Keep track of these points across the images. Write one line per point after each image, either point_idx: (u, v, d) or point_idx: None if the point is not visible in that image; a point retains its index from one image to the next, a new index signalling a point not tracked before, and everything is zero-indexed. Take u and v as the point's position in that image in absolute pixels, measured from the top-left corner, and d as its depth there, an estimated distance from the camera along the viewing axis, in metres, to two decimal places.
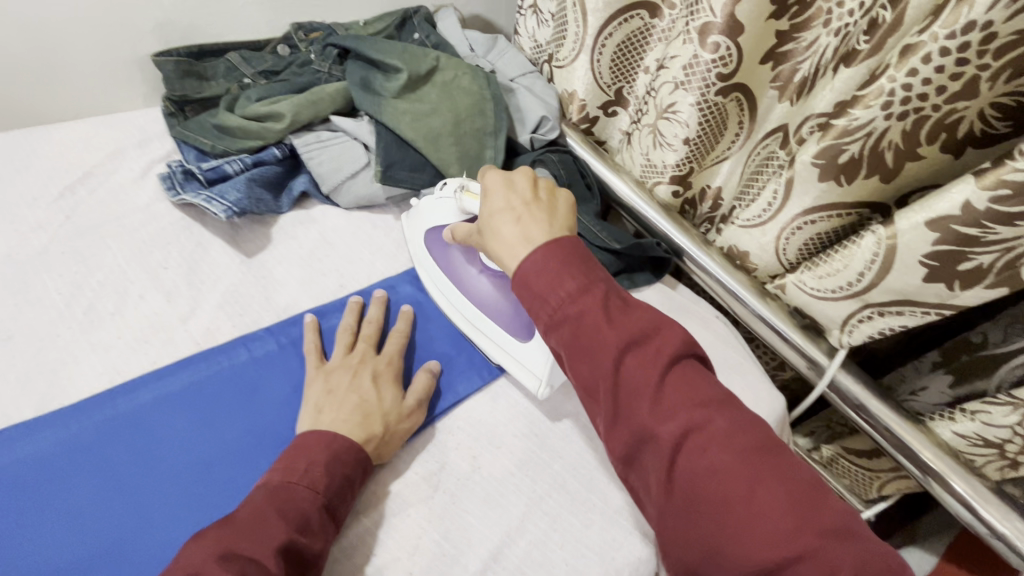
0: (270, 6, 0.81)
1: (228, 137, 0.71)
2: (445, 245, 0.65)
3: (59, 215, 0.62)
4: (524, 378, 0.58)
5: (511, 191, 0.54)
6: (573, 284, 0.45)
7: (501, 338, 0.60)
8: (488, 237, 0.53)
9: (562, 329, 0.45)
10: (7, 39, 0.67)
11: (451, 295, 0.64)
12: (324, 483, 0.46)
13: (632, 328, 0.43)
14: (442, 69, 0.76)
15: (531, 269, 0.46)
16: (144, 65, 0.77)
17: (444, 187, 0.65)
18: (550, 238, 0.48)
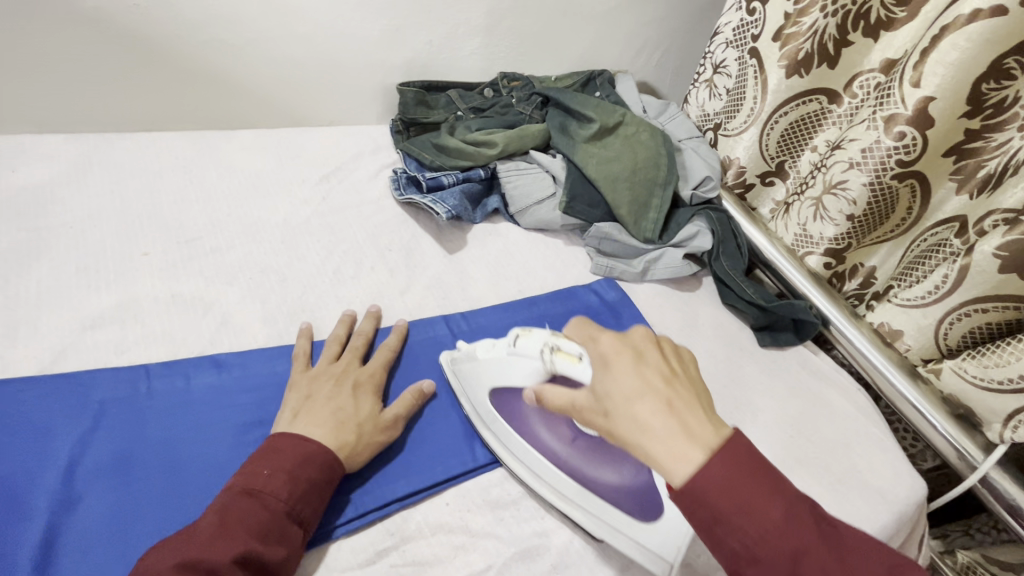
0: (489, 58, 0.98)
1: (445, 156, 0.85)
2: (520, 407, 0.56)
3: (318, 195, 0.79)
4: (648, 562, 0.48)
5: (641, 367, 0.42)
6: (775, 511, 0.36)
7: (612, 517, 0.50)
8: (620, 420, 0.41)
9: (765, 567, 0.36)
10: (306, 60, 0.85)
11: (538, 463, 0.54)
12: (288, 489, 0.45)
13: (857, 572, 0.35)
14: (626, 124, 0.88)
15: (704, 488, 0.37)
16: (387, 91, 0.95)
17: (517, 342, 0.55)
18: (720, 438, 0.39)
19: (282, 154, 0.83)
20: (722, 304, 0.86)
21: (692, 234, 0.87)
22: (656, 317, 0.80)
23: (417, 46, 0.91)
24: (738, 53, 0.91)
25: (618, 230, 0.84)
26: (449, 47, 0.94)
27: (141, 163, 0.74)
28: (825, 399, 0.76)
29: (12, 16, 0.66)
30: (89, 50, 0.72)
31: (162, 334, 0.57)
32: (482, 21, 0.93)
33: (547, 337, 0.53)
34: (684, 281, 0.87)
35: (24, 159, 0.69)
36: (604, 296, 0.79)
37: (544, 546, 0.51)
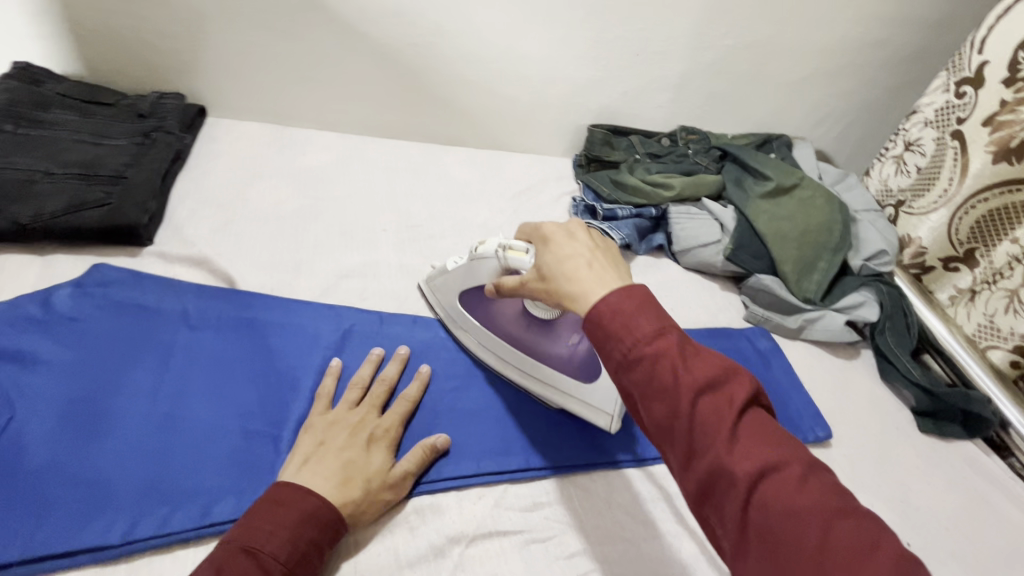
0: (673, 112, 1.07)
1: (622, 191, 0.95)
2: (483, 307, 0.66)
3: (511, 208, 0.93)
4: (595, 417, 0.61)
5: (572, 242, 0.51)
6: (647, 324, 0.41)
7: (561, 382, 0.62)
8: (557, 282, 0.49)
9: (632, 368, 0.41)
10: (517, 97, 0.98)
11: (501, 347, 0.65)
12: (287, 550, 0.43)
13: (706, 369, 0.39)
14: (803, 187, 0.91)
15: (604, 308, 0.43)
16: (579, 131, 1.06)
17: (478, 249, 0.62)
18: (625, 284, 0.45)
19: (484, 171, 0.99)
20: (879, 379, 0.83)
21: (857, 303, 0.86)
22: (807, 375, 0.81)
23: (613, 96, 1.02)
24: (937, 133, 0.90)
25: (776, 284, 0.86)
26: (640, 99, 1.03)
27: (384, 163, 0.93)
28: (991, 502, 0.71)
29: (324, 46, 0.86)
30: (366, 72, 0.90)
31: (392, 292, 0.73)
32: (675, 80, 1.02)
33: (500, 240, 0.60)
34: (841, 348, 0.86)
35: (311, 147, 0.91)
36: (756, 344, 0.82)
37: (678, 545, 0.56)
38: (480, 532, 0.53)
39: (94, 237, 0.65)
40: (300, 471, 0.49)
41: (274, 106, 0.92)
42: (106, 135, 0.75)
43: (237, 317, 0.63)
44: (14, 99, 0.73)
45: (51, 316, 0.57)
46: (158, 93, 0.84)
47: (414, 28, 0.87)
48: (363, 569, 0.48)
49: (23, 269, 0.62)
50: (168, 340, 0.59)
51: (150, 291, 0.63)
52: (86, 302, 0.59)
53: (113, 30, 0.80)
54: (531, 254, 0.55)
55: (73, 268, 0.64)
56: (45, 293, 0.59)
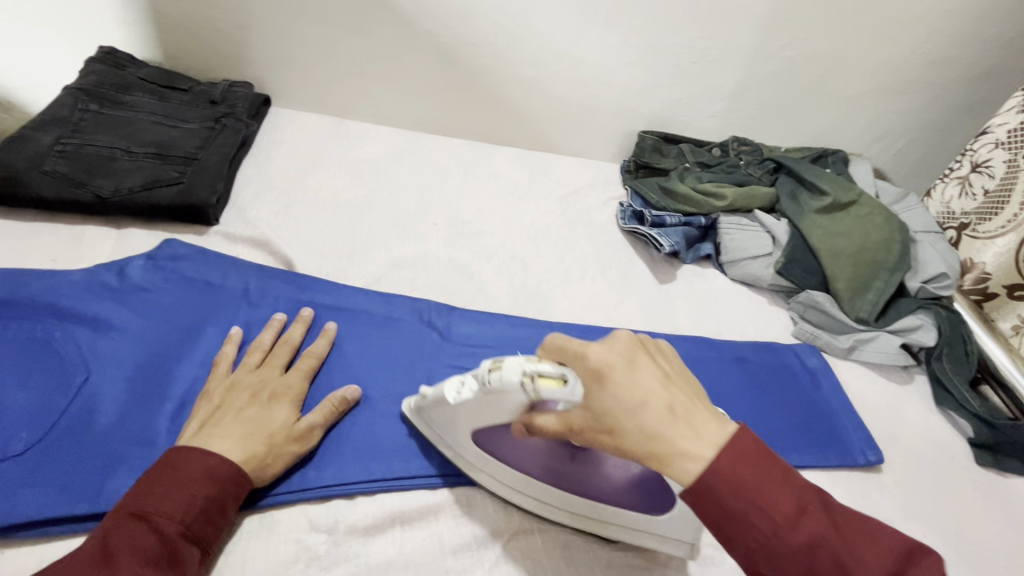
0: (726, 122, 1.06)
1: (670, 199, 0.94)
2: (497, 441, 0.50)
3: (558, 209, 0.93)
4: (673, 548, 0.50)
5: (636, 373, 0.41)
6: (788, 505, 0.38)
7: (628, 520, 0.50)
8: (632, 436, 0.39)
9: (786, 564, 0.38)
10: (570, 100, 0.99)
11: (541, 487, 0.51)
12: (184, 507, 0.43)
13: (873, 556, 0.37)
14: (860, 204, 0.89)
15: (732, 492, 0.38)
16: (629, 136, 1.06)
17: (488, 376, 0.44)
18: (726, 433, 0.40)
19: (533, 172, 0.99)
20: (933, 407, 0.80)
21: (913, 326, 0.82)
22: (858, 396, 0.78)
23: (666, 102, 1.01)
24: (1009, 155, 0.87)
25: (828, 302, 0.84)
26: (694, 107, 1.02)
27: (436, 159, 0.95)
28: None
29: (388, 43, 0.88)
30: (425, 69, 0.92)
31: (441, 285, 0.74)
32: (731, 89, 1.01)
33: (522, 365, 0.43)
34: (894, 371, 0.83)
35: (367, 141, 0.94)
36: (805, 361, 0.79)
37: (719, 558, 0.54)
38: (522, 526, 0.53)
39: (166, 214, 0.68)
40: (199, 436, 0.47)
41: (333, 99, 0.95)
42: (180, 119, 0.78)
43: (294, 299, 0.65)
44: (98, 81, 0.78)
45: (126, 286, 0.60)
46: (228, 82, 0.88)
47: (477, 28, 0.88)
48: (407, 551, 0.49)
49: (101, 240, 0.66)
50: (231, 316, 0.61)
51: (213, 268, 0.65)
52: (157, 274, 0.62)
53: (191, 19, 0.84)
54: (581, 387, 0.42)
55: (145, 242, 0.67)
56: (121, 264, 0.62)
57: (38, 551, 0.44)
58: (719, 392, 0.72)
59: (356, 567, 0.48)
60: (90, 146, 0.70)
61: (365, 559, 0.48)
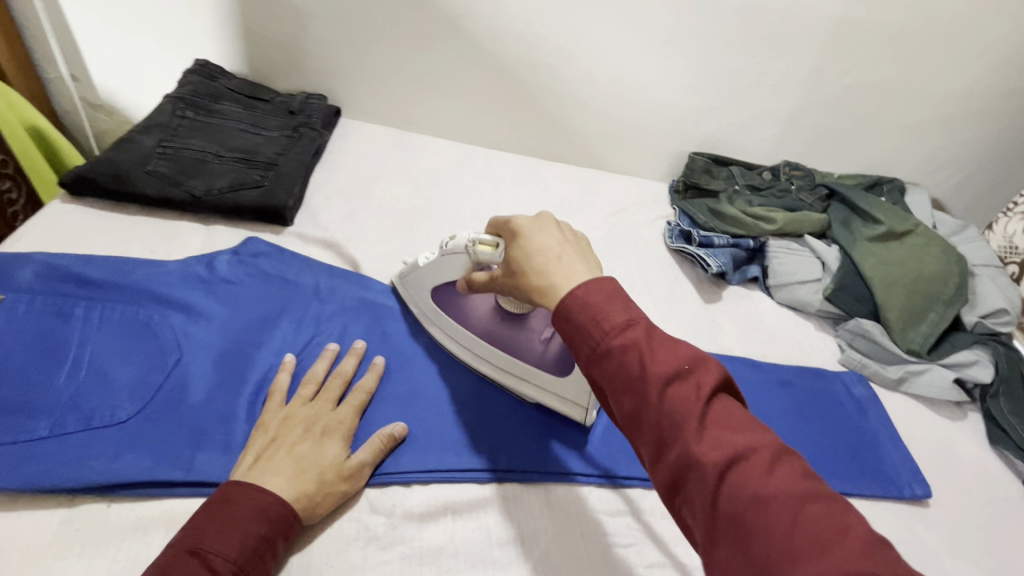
0: (778, 146, 1.06)
1: (719, 220, 0.95)
2: (451, 299, 0.66)
3: (606, 225, 0.96)
4: (569, 410, 0.62)
5: (541, 235, 0.52)
6: (616, 315, 0.43)
7: (537, 377, 0.63)
8: (527, 276, 0.50)
9: (603, 362, 0.42)
10: (623, 121, 1.01)
11: (476, 342, 0.65)
12: (237, 547, 0.43)
13: (673, 358, 0.40)
14: (916, 235, 0.88)
15: (577, 302, 0.44)
16: (679, 157, 1.07)
17: (448, 243, 0.62)
18: (594, 278, 0.46)
19: (583, 188, 1.02)
20: (987, 445, 0.77)
21: (969, 361, 0.80)
22: (907, 429, 0.77)
23: (718, 125, 1.03)
24: None
25: (879, 331, 0.83)
26: (746, 131, 1.03)
27: (491, 172, 0.99)
28: None
29: (453, 62, 0.94)
30: (485, 87, 0.97)
31: None
32: (786, 115, 1.02)
33: (471, 234, 0.60)
34: (946, 406, 0.81)
35: (427, 153, 0.99)
36: (852, 390, 0.79)
37: None
38: (566, 526, 0.55)
39: (248, 214, 0.75)
40: (254, 470, 0.48)
41: (398, 113, 1.00)
42: (263, 127, 0.85)
43: (359, 299, 0.70)
44: (194, 90, 0.85)
45: (214, 278, 0.66)
46: (306, 94, 0.95)
47: (538, 49, 0.92)
48: (458, 540, 0.52)
49: (191, 235, 0.73)
50: (303, 311, 0.67)
51: (289, 266, 0.71)
52: (241, 269, 0.68)
53: (276, 37, 0.92)
54: (502, 246, 0.56)
55: (230, 239, 0.73)
56: (209, 257, 0.68)
57: (136, 510, 0.49)
58: (761, 414, 0.73)
59: (411, 550, 0.51)
60: (186, 149, 0.77)
61: (420, 543, 0.52)
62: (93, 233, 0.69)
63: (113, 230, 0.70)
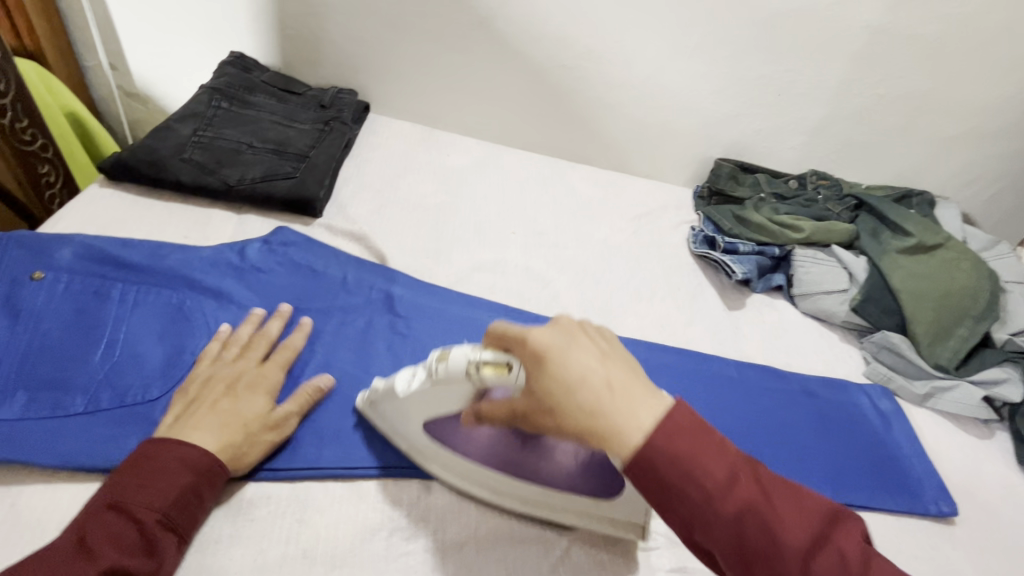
0: (806, 155, 1.05)
1: (745, 227, 0.94)
2: (446, 426, 0.52)
3: (630, 228, 0.95)
4: (623, 531, 0.53)
5: (575, 354, 0.41)
6: (721, 475, 0.38)
7: (581, 504, 0.52)
8: (571, 416, 0.40)
9: (716, 533, 0.38)
10: (650, 125, 1.01)
11: (494, 476, 0.52)
12: (160, 499, 0.44)
13: (795, 516, 0.38)
14: (947, 248, 0.87)
15: (664, 457, 0.38)
16: (704, 163, 1.07)
17: (434, 368, 0.46)
18: (661, 407, 0.40)
19: (608, 190, 1.02)
20: (1015, 465, 0.76)
21: (998, 379, 0.79)
22: (933, 445, 0.76)
23: (746, 132, 1.02)
24: None
25: (905, 345, 0.82)
26: (774, 138, 1.03)
27: (517, 172, 0.99)
28: None
29: (483, 61, 0.94)
30: (513, 87, 0.97)
31: (517, 292, 0.78)
32: (815, 123, 1.01)
33: (468, 352, 0.45)
34: (973, 424, 0.79)
35: (454, 150, 0.99)
36: (878, 404, 0.78)
37: None
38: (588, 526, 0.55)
39: (280, 204, 0.76)
40: (179, 427, 0.49)
41: (426, 110, 1.01)
42: (295, 120, 0.86)
43: (385, 291, 0.70)
44: (229, 82, 0.87)
45: (245, 265, 0.67)
46: (337, 89, 0.96)
47: (568, 51, 0.93)
48: (481, 534, 0.52)
49: (223, 222, 0.74)
50: (331, 301, 0.67)
51: (317, 256, 0.71)
52: (271, 257, 0.69)
53: (310, 31, 0.93)
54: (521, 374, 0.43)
55: (261, 228, 0.75)
56: (241, 245, 0.69)
57: None
58: (782, 422, 0.72)
59: (434, 542, 0.51)
60: (221, 139, 0.79)
61: (443, 536, 0.52)
62: (129, 217, 0.71)
63: (148, 216, 0.72)
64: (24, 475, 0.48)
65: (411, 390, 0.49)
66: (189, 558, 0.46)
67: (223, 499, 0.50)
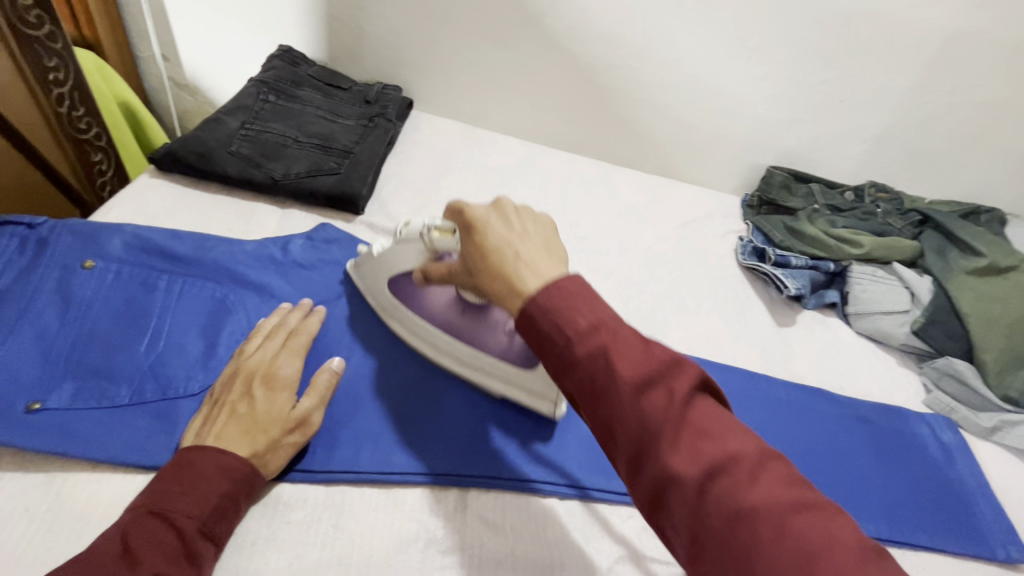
0: (866, 165, 0.99)
1: (797, 240, 0.90)
2: (409, 288, 0.62)
3: (676, 236, 0.92)
4: (540, 404, 0.59)
5: (501, 227, 0.46)
6: (582, 321, 0.38)
7: (505, 373, 0.59)
8: (481, 278, 0.46)
9: (574, 376, 0.38)
10: (700, 129, 0.97)
11: (439, 334, 0.61)
12: (200, 506, 0.43)
13: (642, 363, 0.36)
14: (1021, 270, 0.82)
15: (539, 305, 0.39)
16: (755, 170, 1.02)
17: (403, 228, 0.59)
18: (559, 275, 0.41)
19: (652, 196, 0.99)
20: None
21: None
22: (1001, 483, 0.70)
23: (802, 140, 0.97)
24: None
25: (972, 374, 0.76)
26: (832, 146, 0.97)
27: (559, 173, 0.97)
28: None
29: (530, 59, 0.92)
30: (559, 86, 0.95)
31: None
32: (878, 132, 0.95)
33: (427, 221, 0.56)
34: None
35: (495, 149, 0.98)
36: (939, 436, 0.73)
37: None
38: (629, 550, 0.53)
39: (322, 200, 0.75)
40: (205, 436, 0.48)
41: (468, 108, 1.00)
42: (340, 115, 0.86)
43: None
44: (277, 75, 0.87)
45: (288, 261, 0.67)
46: (381, 85, 0.95)
47: (618, 50, 0.90)
48: (519, 552, 0.50)
49: (268, 217, 0.74)
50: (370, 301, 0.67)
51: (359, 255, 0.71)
52: (313, 253, 0.69)
53: (358, 27, 0.93)
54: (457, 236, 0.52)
55: (304, 224, 0.74)
56: (284, 240, 0.69)
57: None
58: (836, 449, 0.68)
59: (471, 557, 0.49)
60: (267, 132, 0.79)
61: (480, 551, 0.50)
62: (176, 209, 0.71)
63: (195, 207, 0.72)
64: (70, 465, 0.48)
65: (394, 252, 0.60)
66: (228, 560, 0.46)
67: (262, 500, 0.50)
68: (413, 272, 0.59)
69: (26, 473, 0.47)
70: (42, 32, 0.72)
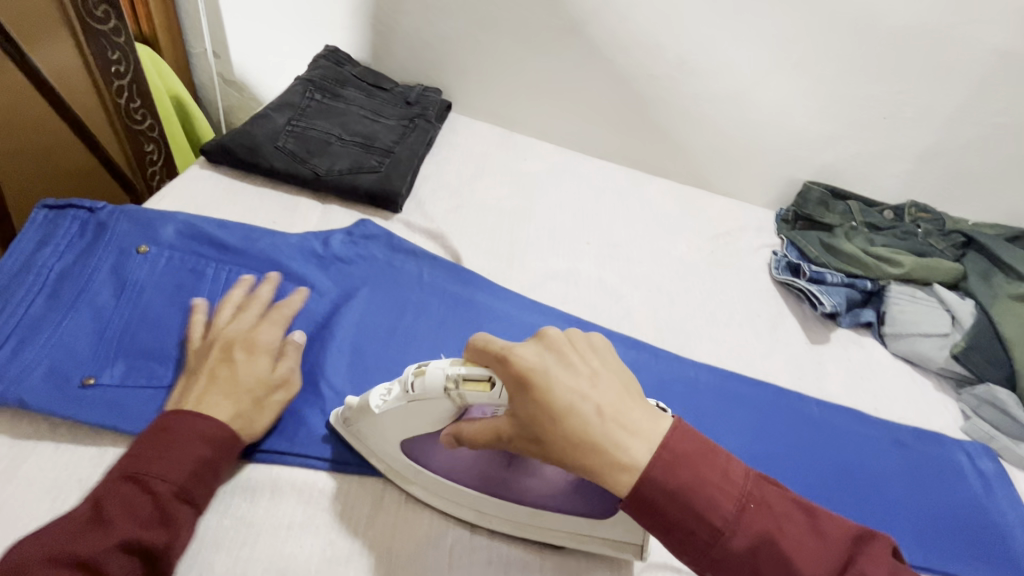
0: (908, 184, 0.97)
1: (834, 257, 0.88)
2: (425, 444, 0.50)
3: (709, 247, 0.91)
4: (619, 551, 0.49)
5: (562, 375, 0.42)
6: (724, 503, 0.39)
7: (572, 525, 0.48)
8: (559, 443, 0.41)
9: (728, 564, 0.39)
10: (737, 141, 0.97)
11: (484, 503, 0.49)
12: (177, 471, 0.44)
13: (794, 532, 0.39)
14: None
15: (667, 486, 0.39)
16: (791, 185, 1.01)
17: (413, 384, 0.46)
18: (656, 444, 0.40)
19: (686, 206, 0.98)
20: None
21: None
22: None
23: (842, 156, 0.96)
24: None
25: (1013, 402, 0.74)
26: (873, 164, 0.96)
27: (593, 179, 0.97)
28: None
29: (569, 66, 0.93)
30: (597, 94, 0.95)
31: (589, 304, 0.76)
32: (922, 151, 0.93)
33: (447, 369, 0.45)
34: None
35: (530, 154, 0.99)
36: (978, 465, 0.70)
37: None
38: (654, 559, 0.53)
39: (362, 197, 0.77)
40: (186, 400, 0.48)
41: (506, 112, 1.01)
42: (381, 115, 0.88)
43: (458, 294, 0.70)
44: (324, 74, 0.90)
45: (328, 255, 0.69)
46: (422, 87, 0.97)
47: (658, 61, 0.90)
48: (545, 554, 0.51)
49: (310, 211, 0.76)
50: (406, 298, 0.68)
51: (396, 252, 0.72)
52: (353, 248, 0.70)
53: (403, 30, 0.95)
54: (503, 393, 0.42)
55: (344, 220, 0.76)
56: (325, 234, 0.70)
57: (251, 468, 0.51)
58: (869, 471, 0.67)
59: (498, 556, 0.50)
60: (312, 130, 0.81)
61: (506, 550, 0.50)
62: (223, 200, 0.74)
63: (241, 199, 0.74)
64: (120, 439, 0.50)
65: (398, 409, 0.48)
66: (264, 541, 0.47)
67: (298, 484, 0.51)
68: (438, 431, 0.48)
69: (79, 444, 0.49)
70: (107, 27, 0.76)
